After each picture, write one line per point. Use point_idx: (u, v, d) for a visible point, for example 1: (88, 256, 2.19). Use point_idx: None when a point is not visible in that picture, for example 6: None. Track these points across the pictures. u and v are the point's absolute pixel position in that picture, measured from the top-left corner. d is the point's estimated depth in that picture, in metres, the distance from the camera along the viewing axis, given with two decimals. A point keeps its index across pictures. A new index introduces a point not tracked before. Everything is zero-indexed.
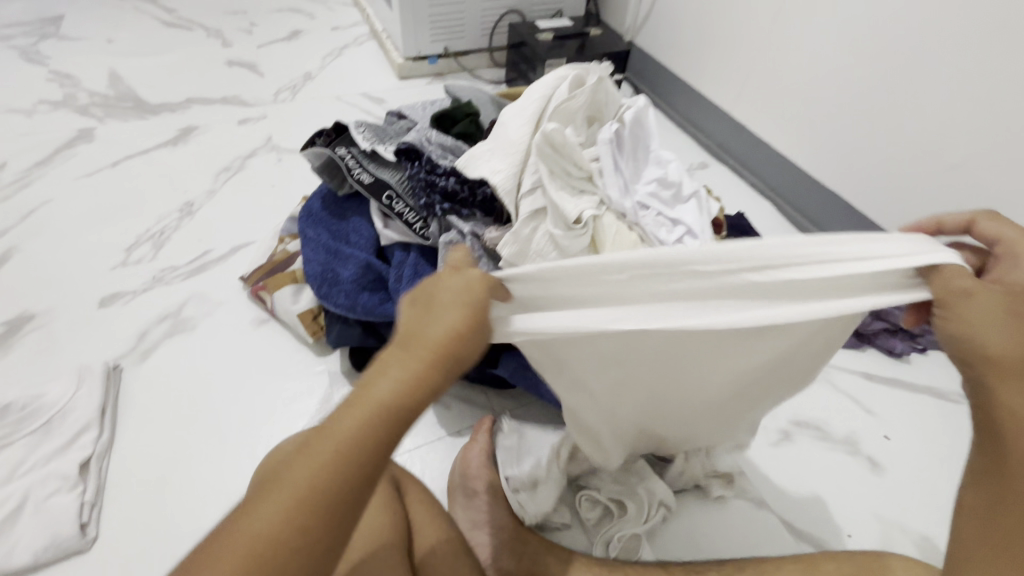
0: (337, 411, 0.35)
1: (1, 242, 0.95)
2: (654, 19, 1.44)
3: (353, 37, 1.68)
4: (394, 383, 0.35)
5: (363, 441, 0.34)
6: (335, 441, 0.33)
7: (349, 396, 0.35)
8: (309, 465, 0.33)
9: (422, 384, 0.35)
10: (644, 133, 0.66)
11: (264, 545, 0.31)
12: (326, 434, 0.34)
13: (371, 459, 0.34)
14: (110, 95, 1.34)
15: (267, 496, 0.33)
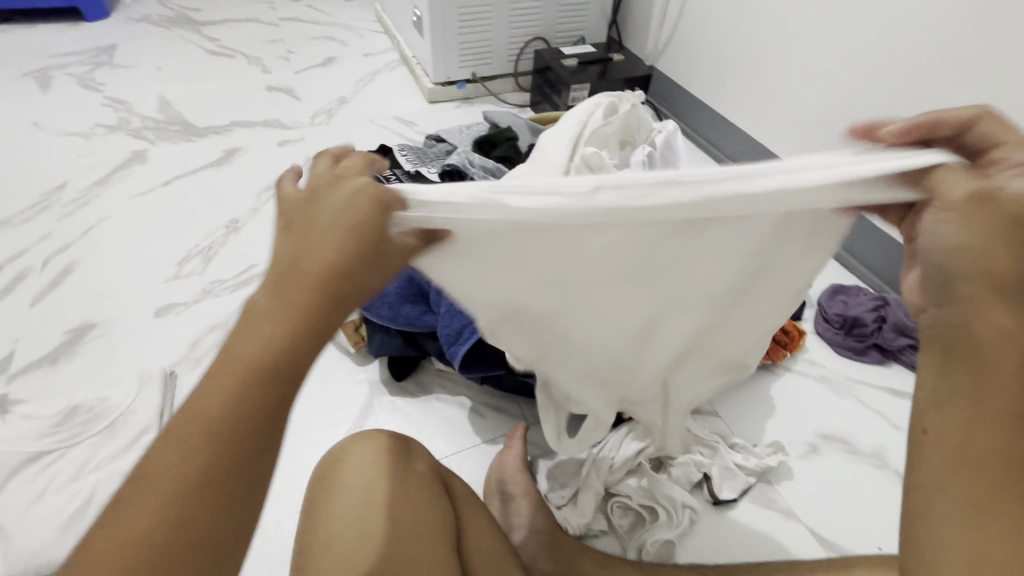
0: (207, 381, 0.32)
1: (64, 256, 1.02)
2: (676, 45, 1.49)
3: (384, 63, 1.77)
4: (272, 337, 0.33)
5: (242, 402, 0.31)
6: (206, 414, 0.31)
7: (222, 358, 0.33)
8: (187, 439, 0.30)
9: (304, 318, 0.34)
10: (673, 156, 0.68)
11: (149, 534, 0.29)
12: (207, 397, 0.32)
13: (252, 417, 0.32)
14: (160, 119, 1.42)
15: (149, 483, 0.30)
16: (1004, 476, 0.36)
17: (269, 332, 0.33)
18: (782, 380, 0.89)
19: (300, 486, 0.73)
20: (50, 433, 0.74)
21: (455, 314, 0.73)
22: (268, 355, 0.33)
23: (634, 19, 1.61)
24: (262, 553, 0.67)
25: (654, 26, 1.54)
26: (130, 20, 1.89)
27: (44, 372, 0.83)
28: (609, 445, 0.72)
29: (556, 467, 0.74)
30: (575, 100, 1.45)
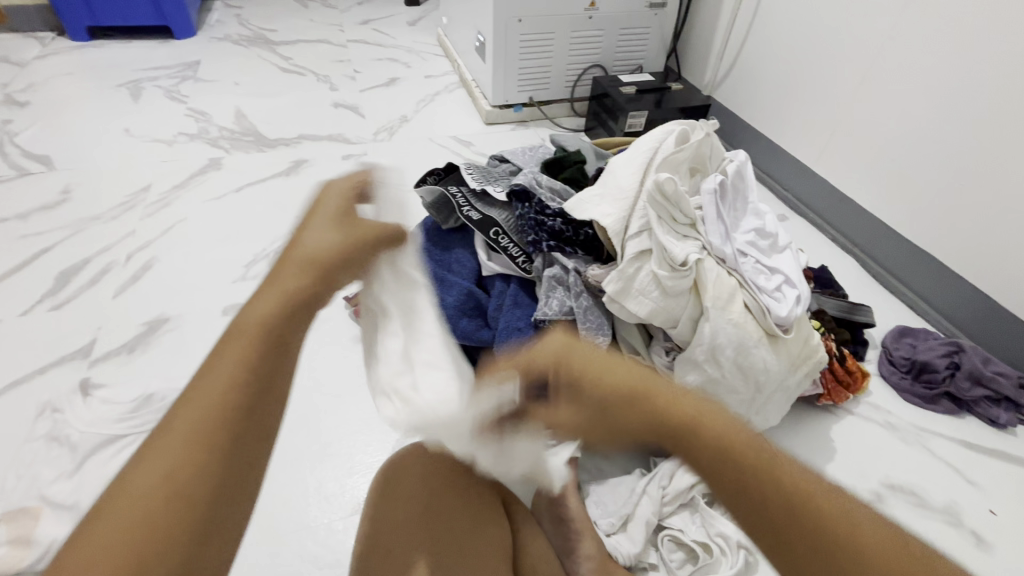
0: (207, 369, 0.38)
1: (145, 253, 1.09)
2: (735, 76, 1.49)
3: (444, 85, 1.83)
4: (263, 305, 0.41)
5: (242, 370, 0.37)
6: (207, 390, 0.36)
7: (232, 328, 0.40)
8: (187, 407, 0.36)
9: (298, 292, 0.42)
10: (744, 185, 0.70)
11: (152, 492, 0.32)
12: (215, 379, 0.37)
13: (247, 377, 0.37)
14: (235, 130, 1.51)
15: (156, 442, 0.34)
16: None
17: (268, 302, 0.41)
18: (844, 423, 0.85)
19: (351, 490, 0.74)
20: (126, 418, 0.79)
21: (513, 331, 0.69)
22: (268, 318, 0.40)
23: (693, 49, 1.62)
24: (313, 553, 0.68)
25: (713, 57, 1.54)
26: (214, 39, 2.04)
27: (121, 359, 0.88)
28: (660, 475, 0.71)
29: (603, 497, 0.71)
30: (631, 127, 1.46)
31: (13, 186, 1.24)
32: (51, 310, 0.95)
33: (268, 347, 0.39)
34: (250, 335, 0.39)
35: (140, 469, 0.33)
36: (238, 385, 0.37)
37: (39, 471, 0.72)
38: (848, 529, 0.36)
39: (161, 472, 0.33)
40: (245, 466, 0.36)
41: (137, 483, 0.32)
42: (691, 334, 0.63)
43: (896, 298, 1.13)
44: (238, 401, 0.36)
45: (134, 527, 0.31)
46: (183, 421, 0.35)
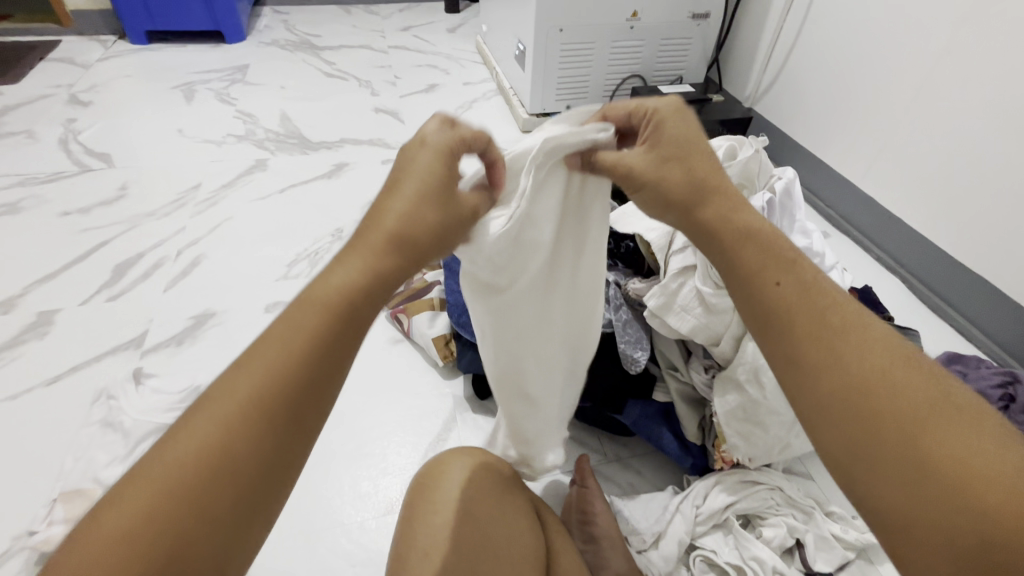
0: (284, 326, 0.38)
1: (194, 250, 1.13)
2: (779, 89, 1.47)
3: (482, 92, 1.85)
4: (350, 271, 0.40)
5: (314, 339, 0.38)
6: (279, 353, 0.37)
7: (311, 291, 0.40)
8: (256, 364, 0.36)
9: (380, 263, 0.41)
10: (792, 203, 0.68)
11: (210, 452, 0.33)
12: (285, 344, 0.37)
13: (317, 348, 0.38)
14: (281, 133, 1.56)
15: (218, 396, 0.35)
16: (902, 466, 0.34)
17: (347, 275, 0.40)
18: None
19: (385, 490, 0.75)
20: (174, 408, 0.82)
21: None
22: (348, 286, 0.40)
23: (736, 61, 1.60)
24: (347, 550, 0.69)
25: (756, 69, 1.52)
26: (262, 43, 2.11)
27: (171, 351, 0.92)
28: (693, 494, 0.69)
29: (634, 512, 0.71)
30: None
31: (76, 181, 1.31)
32: (108, 301, 1.00)
33: (344, 326, 0.39)
34: (319, 311, 0.39)
35: (201, 421, 0.34)
36: (289, 368, 0.36)
37: (94, 455, 0.76)
38: (910, 394, 0.35)
39: (214, 443, 0.34)
40: (295, 438, 0.37)
41: (194, 441, 0.34)
42: (733, 352, 0.63)
43: (944, 322, 1.09)
44: (303, 374, 0.37)
45: (171, 504, 0.32)
46: (231, 398, 0.35)
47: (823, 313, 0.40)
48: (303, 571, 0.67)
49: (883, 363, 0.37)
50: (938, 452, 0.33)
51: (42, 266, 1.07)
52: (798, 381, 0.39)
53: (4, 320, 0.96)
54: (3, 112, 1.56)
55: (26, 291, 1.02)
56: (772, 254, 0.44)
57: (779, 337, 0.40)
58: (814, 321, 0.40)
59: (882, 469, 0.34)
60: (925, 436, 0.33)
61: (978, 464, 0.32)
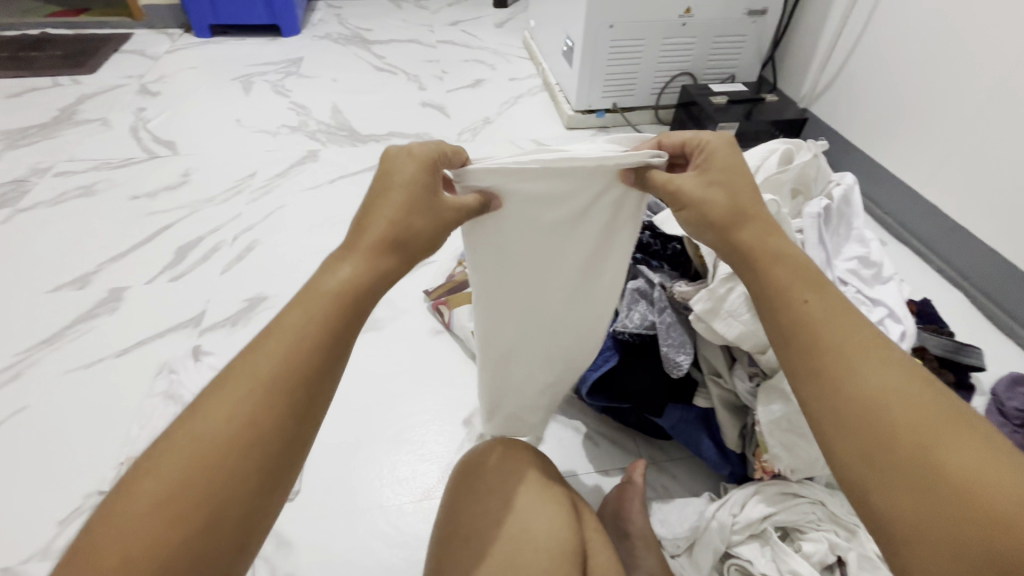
0: (293, 309, 0.41)
1: (249, 235, 1.19)
2: (838, 88, 1.40)
3: (527, 88, 1.86)
4: (349, 269, 0.42)
5: (318, 330, 0.40)
6: (288, 338, 0.39)
7: (309, 285, 0.42)
8: (269, 349, 0.39)
9: (383, 261, 0.44)
10: (850, 211, 0.66)
11: (223, 434, 0.36)
12: (294, 323, 0.40)
13: (322, 334, 0.40)
14: (332, 125, 1.61)
15: (230, 379, 0.38)
16: (908, 480, 0.36)
17: (351, 271, 0.42)
18: None
19: (421, 476, 0.78)
20: None
21: None
22: (349, 278, 0.42)
23: (792, 59, 1.54)
24: (385, 531, 0.72)
25: (815, 68, 1.46)
26: (316, 37, 2.18)
27: (226, 331, 0.97)
28: (730, 503, 0.68)
29: (669, 516, 0.71)
30: None
31: (144, 167, 1.39)
32: (170, 281, 1.07)
33: (346, 312, 0.41)
34: (328, 301, 0.41)
35: (214, 401, 0.37)
36: (292, 357, 0.39)
37: (156, 423, 0.81)
38: (918, 410, 0.38)
39: (237, 424, 0.36)
40: (306, 416, 0.39)
41: (211, 419, 0.36)
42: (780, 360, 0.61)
43: (1011, 341, 1.02)
44: (313, 357, 0.39)
45: (195, 482, 0.35)
46: (242, 387, 0.38)
47: (842, 336, 0.42)
48: (344, 547, 0.70)
49: (894, 383, 0.39)
50: (946, 468, 0.35)
51: (113, 246, 1.15)
52: (814, 397, 0.42)
53: (80, 294, 1.03)
54: (81, 100, 1.67)
55: (99, 268, 1.09)
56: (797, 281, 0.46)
57: (795, 351, 0.44)
58: (830, 338, 0.42)
59: (890, 481, 0.37)
60: (931, 450, 0.36)
61: (986, 478, 0.34)
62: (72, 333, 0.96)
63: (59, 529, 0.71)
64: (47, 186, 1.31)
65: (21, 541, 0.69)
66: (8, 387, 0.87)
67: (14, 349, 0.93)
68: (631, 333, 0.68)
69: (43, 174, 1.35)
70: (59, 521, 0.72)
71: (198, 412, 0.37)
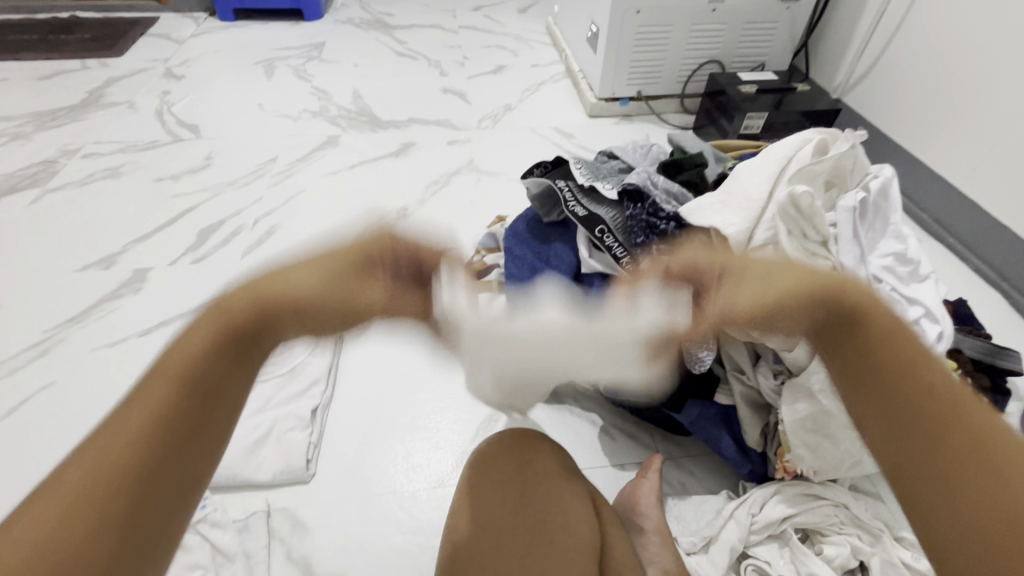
0: (159, 368, 0.36)
1: (269, 220, 1.19)
2: (874, 78, 1.35)
3: (550, 75, 1.82)
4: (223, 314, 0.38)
5: (190, 377, 0.36)
6: (155, 397, 0.35)
7: (185, 336, 0.37)
8: (139, 404, 0.34)
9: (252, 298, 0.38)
10: (887, 205, 0.63)
11: (76, 494, 0.31)
12: (163, 373, 0.36)
13: (201, 380, 0.36)
14: (352, 110, 1.61)
15: (90, 446, 0.33)
16: None
17: (225, 316, 0.37)
18: None
19: (436, 463, 0.77)
20: None
21: None
22: (218, 325, 0.37)
23: (827, 46, 1.48)
24: (398, 517, 0.72)
25: (851, 56, 1.41)
26: (338, 22, 2.17)
27: None
28: (749, 502, 0.67)
29: (686, 513, 0.70)
30: (746, 129, 1.36)
31: (168, 150, 1.41)
32: (192, 263, 1.08)
33: (222, 355, 0.37)
34: (197, 346, 0.37)
35: (76, 467, 0.32)
36: (206, 365, 0.37)
37: None
38: None
39: (77, 495, 0.31)
40: (178, 478, 0.35)
41: (72, 486, 0.32)
42: (808, 359, 0.59)
43: None
44: (177, 408, 0.35)
45: (49, 555, 0.29)
46: (106, 446, 0.33)
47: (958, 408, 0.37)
48: (357, 532, 0.71)
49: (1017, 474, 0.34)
50: None
51: (138, 227, 1.16)
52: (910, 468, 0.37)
53: (106, 274, 1.05)
54: (108, 83, 1.69)
55: (124, 249, 1.11)
56: (892, 337, 0.41)
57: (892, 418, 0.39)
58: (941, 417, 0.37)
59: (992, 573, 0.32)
60: None
61: None
62: (98, 312, 0.98)
63: None
64: (76, 167, 1.34)
65: None
66: (37, 363, 0.90)
67: (43, 326, 0.95)
68: None
69: (72, 155, 1.38)
70: None
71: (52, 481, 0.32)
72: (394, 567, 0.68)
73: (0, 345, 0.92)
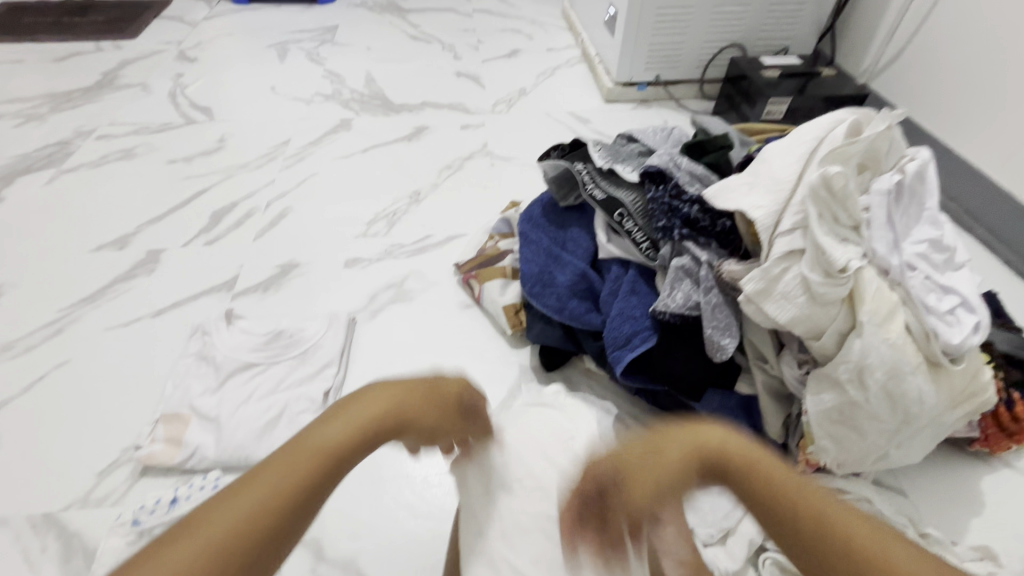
0: (286, 455, 0.40)
1: (281, 203, 1.18)
2: (903, 62, 1.30)
3: (565, 59, 1.79)
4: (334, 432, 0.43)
5: (303, 478, 0.39)
6: (275, 485, 0.38)
7: (297, 441, 0.41)
8: (246, 491, 0.37)
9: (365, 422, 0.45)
10: (923, 188, 0.60)
11: (195, 559, 0.32)
12: (277, 472, 0.38)
13: (309, 485, 0.39)
14: (365, 94, 1.59)
15: (201, 521, 0.34)
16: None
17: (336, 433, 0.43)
18: (1002, 476, 0.73)
19: None
20: (260, 349, 0.85)
21: (627, 319, 0.69)
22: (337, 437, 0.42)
23: (854, 29, 1.43)
24: (409, 502, 0.71)
25: (879, 40, 1.35)
26: (352, 6, 2.15)
27: (258, 296, 0.97)
28: None
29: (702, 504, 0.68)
30: (769, 114, 1.33)
31: (181, 132, 1.40)
32: (205, 245, 1.07)
33: (327, 472, 0.41)
34: (311, 458, 0.40)
35: (182, 540, 0.33)
36: (348, 450, 0.43)
37: (189, 384, 0.81)
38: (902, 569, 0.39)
39: (195, 559, 0.32)
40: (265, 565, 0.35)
41: (187, 552, 0.32)
42: (836, 348, 0.57)
43: None
44: (291, 501, 0.38)
45: None
46: (221, 519, 0.35)
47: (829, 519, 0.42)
48: (369, 516, 0.70)
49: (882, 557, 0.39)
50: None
51: (151, 209, 1.16)
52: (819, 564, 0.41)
53: (119, 255, 1.05)
54: (123, 65, 1.69)
55: (138, 230, 1.11)
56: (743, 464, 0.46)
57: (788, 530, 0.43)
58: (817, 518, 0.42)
59: None
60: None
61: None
62: (112, 292, 0.98)
63: (97, 480, 0.72)
64: (90, 148, 1.34)
65: (62, 490, 0.71)
66: (52, 342, 0.90)
67: (58, 306, 0.95)
68: (673, 314, 0.64)
69: (86, 137, 1.38)
70: (98, 473, 0.73)
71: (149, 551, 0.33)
72: (406, 551, 0.67)
73: (16, 324, 0.92)
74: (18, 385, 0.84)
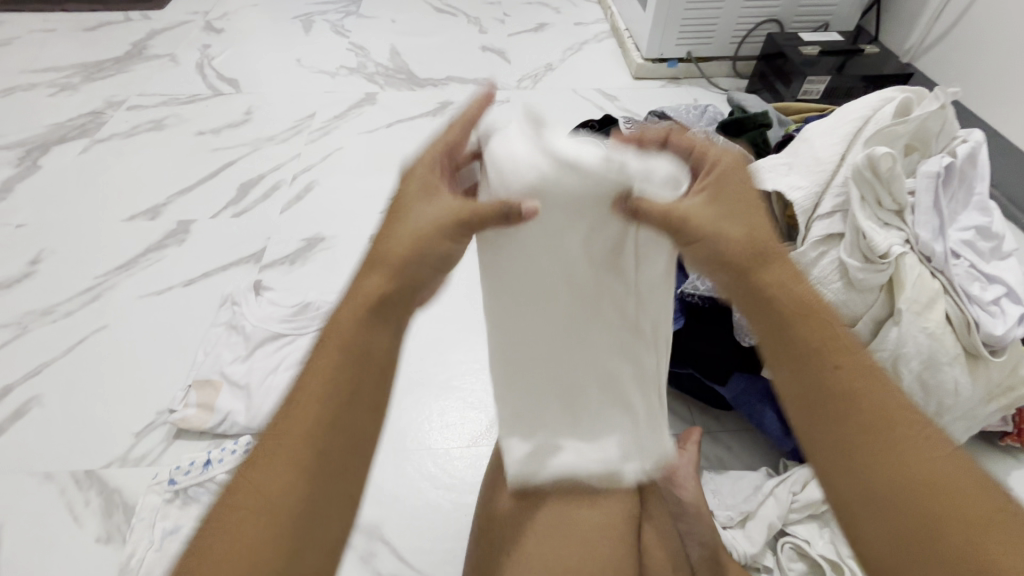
0: (310, 376, 0.37)
1: (306, 176, 1.19)
2: (952, 40, 1.23)
3: (593, 34, 1.74)
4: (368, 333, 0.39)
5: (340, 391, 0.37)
6: (313, 409, 0.36)
7: (323, 356, 0.38)
8: (289, 434, 0.36)
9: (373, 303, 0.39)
10: (974, 172, 0.57)
11: (271, 512, 0.33)
12: (305, 402, 0.37)
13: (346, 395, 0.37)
14: (390, 67, 1.57)
15: (259, 468, 0.35)
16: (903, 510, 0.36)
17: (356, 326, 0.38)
18: None
19: (470, 423, 0.78)
20: (288, 320, 0.87)
21: None
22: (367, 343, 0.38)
23: (901, 5, 1.36)
24: (431, 473, 0.73)
25: (927, 16, 1.29)
26: None
27: (285, 269, 0.99)
28: (791, 480, 0.65)
29: (722, 487, 0.68)
30: (805, 94, 1.27)
31: (210, 104, 1.41)
32: (234, 217, 1.09)
33: (364, 376, 0.38)
34: (340, 368, 0.37)
35: (244, 499, 0.34)
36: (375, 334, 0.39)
37: (220, 351, 0.83)
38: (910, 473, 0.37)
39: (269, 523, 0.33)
40: (335, 489, 0.35)
41: (251, 513, 0.34)
42: (870, 336, 0.56)
43: None
44: (337, 422, 0.36)
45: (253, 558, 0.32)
46: (272, 465, 0.35)
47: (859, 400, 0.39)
48: (394, 484, 0.72)
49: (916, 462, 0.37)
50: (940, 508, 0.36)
51: (181, 180, 1.18)
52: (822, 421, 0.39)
53: (152, 225, 1.07)
54: (151, 36, 1.70)
55: (169, 201, 1.13)
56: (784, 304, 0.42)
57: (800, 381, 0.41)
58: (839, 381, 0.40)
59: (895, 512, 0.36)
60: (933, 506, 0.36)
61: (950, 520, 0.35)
62: (145, 261, 1.00)
63: (136, 440, 0.75)
64: (122, 119, 1.36)
65: (103, 449, 0.75)
66: (90, 307, 0.93)
67: (95, 272, 0.98)
68: (702, 296, 0.64)
69: (118, 107, 1.39)
70: (136, 434, 0.76)
71: (226, 511, 0.34)
72: (428, 521, 0.69)
73: (56, 289, 0.96)
74: (59, 347, 0.87)
